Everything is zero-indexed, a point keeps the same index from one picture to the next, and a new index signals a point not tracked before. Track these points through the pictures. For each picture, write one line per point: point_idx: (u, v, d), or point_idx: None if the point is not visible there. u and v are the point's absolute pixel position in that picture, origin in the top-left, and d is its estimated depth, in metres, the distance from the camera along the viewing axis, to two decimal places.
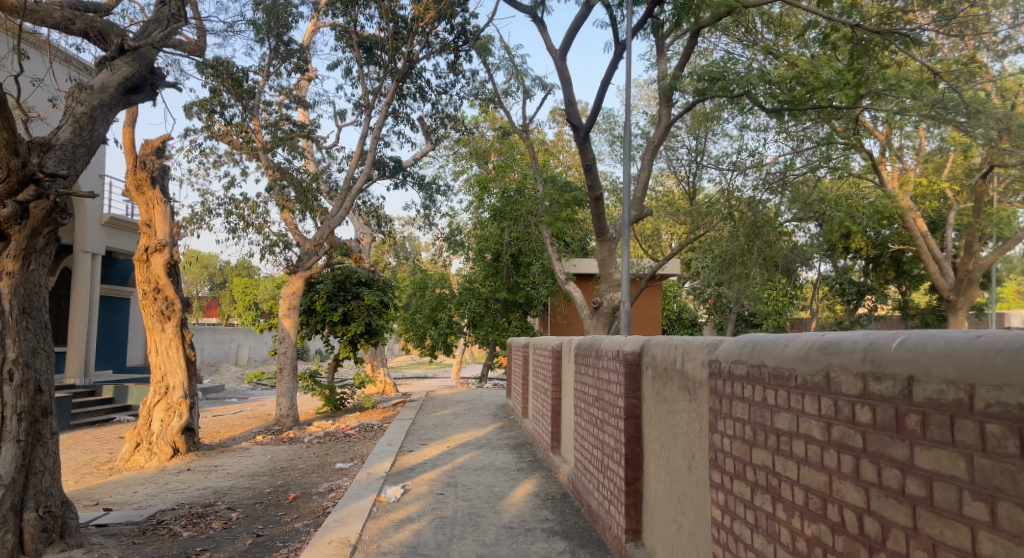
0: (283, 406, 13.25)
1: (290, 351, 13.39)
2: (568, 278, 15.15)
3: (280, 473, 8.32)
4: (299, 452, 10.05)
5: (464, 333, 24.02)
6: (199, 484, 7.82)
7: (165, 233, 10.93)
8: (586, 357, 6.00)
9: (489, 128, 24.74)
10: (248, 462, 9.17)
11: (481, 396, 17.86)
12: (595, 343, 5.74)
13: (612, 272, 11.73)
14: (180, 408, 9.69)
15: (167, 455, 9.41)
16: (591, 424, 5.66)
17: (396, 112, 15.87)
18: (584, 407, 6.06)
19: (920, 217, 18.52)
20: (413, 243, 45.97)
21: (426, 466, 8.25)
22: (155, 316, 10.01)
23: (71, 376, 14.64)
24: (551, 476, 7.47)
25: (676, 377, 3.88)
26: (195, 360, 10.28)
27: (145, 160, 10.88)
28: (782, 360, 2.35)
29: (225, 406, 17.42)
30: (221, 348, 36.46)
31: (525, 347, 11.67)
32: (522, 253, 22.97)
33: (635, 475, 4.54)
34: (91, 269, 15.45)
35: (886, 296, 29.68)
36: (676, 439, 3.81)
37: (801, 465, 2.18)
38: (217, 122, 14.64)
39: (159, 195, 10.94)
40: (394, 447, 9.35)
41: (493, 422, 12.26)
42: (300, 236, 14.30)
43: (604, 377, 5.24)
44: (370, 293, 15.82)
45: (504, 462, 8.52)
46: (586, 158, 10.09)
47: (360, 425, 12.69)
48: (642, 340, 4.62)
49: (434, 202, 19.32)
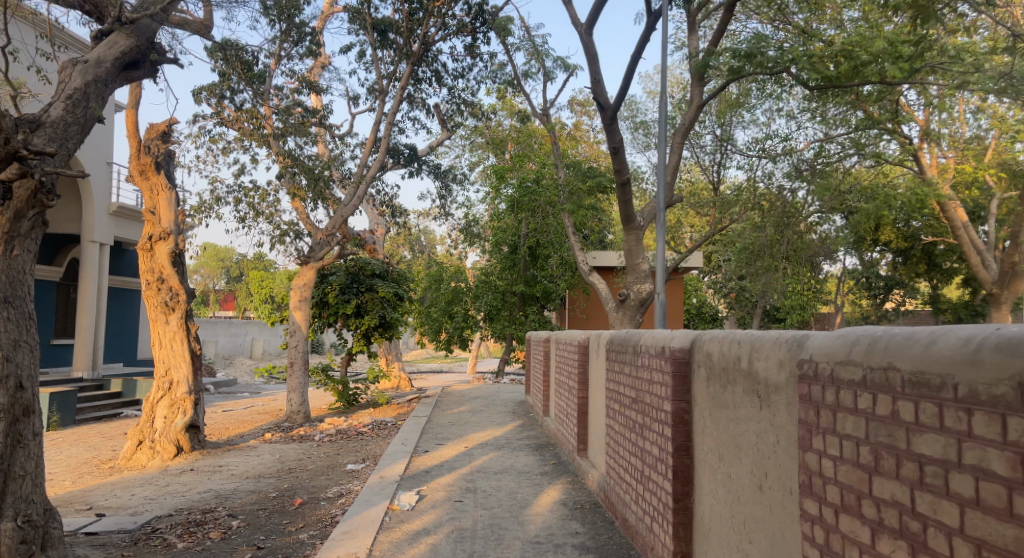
0: (293, 402, 12.77)
1: (302, 344, 12.88)
2: (591, 269, 14.56)
3: (289, 475, 7.82)
4: (309, 451, 9.55)
5: (480, 327, 23.47)
6: (202, 487, 7.33)
7: (170, 220, 10.47)
8: (620, 353, 5.40)
9: (506, 116, 24.14)
10: (255, 463, 8.68)
11: (499, 392, 17.30)
12: (630, 338, 5.14)
13: (639, 263, 11.10)
14: (184, 404, 9.23)
15: (170, 454, 8.94)
16: (628, 429, 5.05)
17: (411, 97, 15.32)
18: (618, 410, 5.45)
19: (959, 206, 17.67)
20: (429, 236, 45.53)
21: (443, 469, 7.71)
22: (159, 307, 9.58)
23: (78, 368, 14.29)
24: (578, 482, 6.89)
25: (740, 378, 3.27)
26: (201, 354, 9.82)
27: (150, 145, 10.43)
28: (923, 362, 1.75)
29: (237, 401, 17.00)
30: (235, 341, 36.24)
31: (546, 343, 11.09)
32: (540, 245, 22.37)
33: (684, 490, 3.92)
34: (99, 259, 15.08)
35: (915, 290, 28.75)
36: (742, 453, 3.19)
37: (967, 508, 1.59)
38: (227, 108, 14.34)
39: (164, 180, 10.51)
40: (409, 448, 8.81)
41: (512, 420, 11.71)
42: (312, 226, 13.82)
43: (644, 376, 4.64)
44: (384, 285, 15.33)
45: (526, 465, 7.95)
46: (613, 141, 9.46)
47: (374, 421, 12.18)
48: (692, 335, 4.02)
49: (450, 191, 18.77)
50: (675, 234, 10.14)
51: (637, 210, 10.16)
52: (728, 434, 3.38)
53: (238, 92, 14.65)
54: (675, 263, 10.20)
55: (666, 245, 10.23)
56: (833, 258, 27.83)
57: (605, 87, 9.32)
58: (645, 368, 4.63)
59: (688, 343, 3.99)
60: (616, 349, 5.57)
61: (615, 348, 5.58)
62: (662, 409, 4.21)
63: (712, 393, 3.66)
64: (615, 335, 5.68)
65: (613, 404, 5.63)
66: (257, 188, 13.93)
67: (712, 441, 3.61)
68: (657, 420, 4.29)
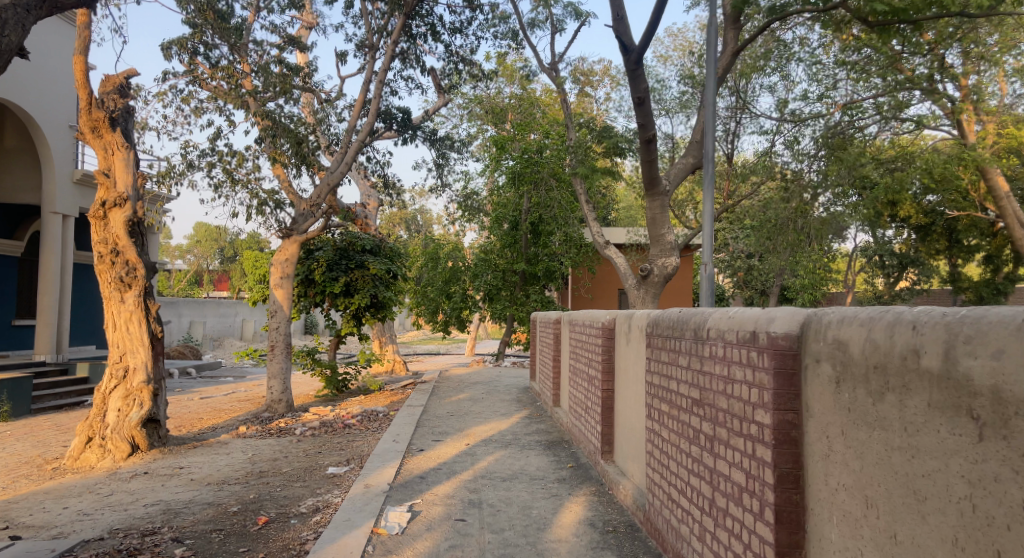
0: (274, 389, 11.51)
1: (284, 325, 11.64)
2: (607, 243, 13.27)
3: (260, 481, 6.59)
4: (286, 448, 8.34)
5: (479, 308, 22.16)
6: (152, 497, 6.10)
7: (127, 184, 9.12)
8: (670, 339, 4.18)
9: (507, 84, 22.71)
10: (221, 464, 7.44)
11: (500, 377, 16.07)
12: (687, 320, 3.90)
13: (664, 235, 9.85)
14: (141, 395, 7.96)
15: (123, 453, 7.64)
16: (686, 440, 3.83)
17: (405, 54, 13.91)
18: (667, 412, 4.20)
19: (1000, 176, 16.35)
20: (425, 216, 44.14)
21: (442, 474, 6.50)
22: (112, 284, 8.30)
23: (41, 352, 13.06)
24: (605, 493, 5.68)
25: (917, 384, 2.01)
26: (163, 338, 8.57)
27: (104, 98, 9.14)
28: None
29: (218, 386, 15.78)
30: (224, 323, 35.00)
31: (557, 324, 9.85)
32: (542, 221, 21.05)
33: (793, 541, 2.68)
34: (63, 233, 13.74)
35: (931, 268, 27.60)
36: (929, 511, 1.93)
37: None
38: (201, 64, 12.96)
39: (120, 139, 9.19)
40: (401, 448, 7.57)
41: (517, 411, 10.49)
42: (296, 195, 12.49)
43: (714, 371, 3.40)
44: (376, 262, 14.05)
45: (539, 469, 6.71)
46: (638, 89, 8.16)
47: (363, 411, 10.93)
48: (802, 315, 2.75)
49: (448, 160, 17.43)
50: (717, 202, 8.86)
51: (663, 172, 8.90)
52: (890, 475, 2.11)
53: (214, 47, 13.28)
54: (717, 236, 8.94)
55: (712, 215, 8.97)
56: (847, 235, 26.59)
57: (628, 26, 8.03)
58: (716, 360, 3.38)
59: (797, 328, 2.73)
60: (663, 334, 4.33)
61: (663, 331, 4.35)
62: (749, 420, 2.97)
63: (846, 402, 2.39)
64: (660, 315, 4.45)
65: (659, 402, 4.39)
66: (234, 152, 12.59)
67: (848, 479, 2.35)
68: (742, 434, 3.04)
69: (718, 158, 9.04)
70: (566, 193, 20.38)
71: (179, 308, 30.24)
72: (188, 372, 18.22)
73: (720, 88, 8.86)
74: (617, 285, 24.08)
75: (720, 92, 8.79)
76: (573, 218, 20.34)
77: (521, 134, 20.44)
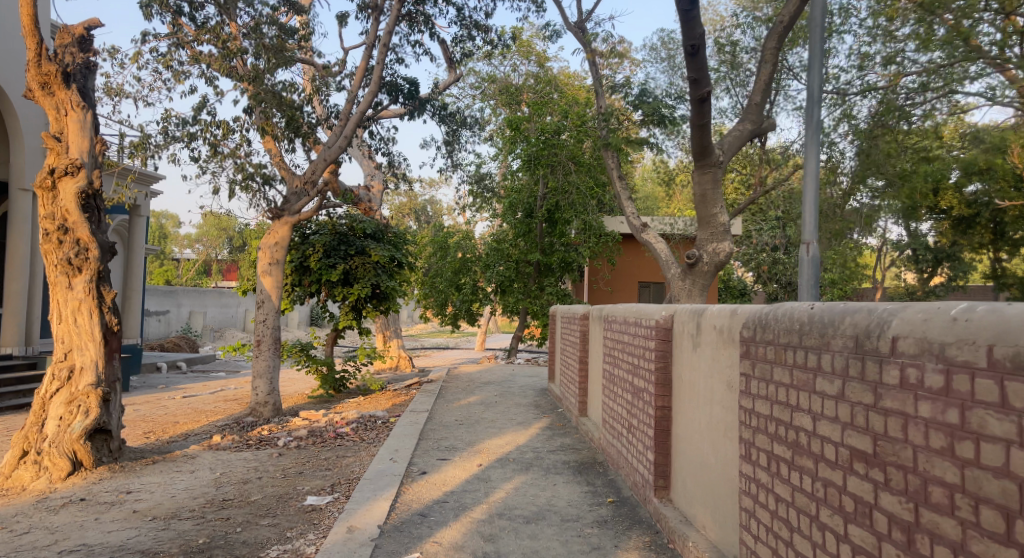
0: (259, 391, 10.11)
1: (272, 317, 10.28)
2: (642, 226, 11.79)
3: (217, 517, 5.21)
4: (263, 466, 6.98)
5: (490, 300, 20.72)
6: (73, 539, 4.74)
7: (82, 151, 7.74)
8: (794, 348, 2.73)
9: (522, 60, 21.19)
10: (179, 488, 6.08)
11: (514, 377, 14.65)
12: (836, 321, 2.43)
13: (717, 216, 8.66)
14: (87, 400, 6.61)
15: (62, 472, 6.29)
16: (837, 516, 2.36)
17: (411, 17, 12.48)
18: (790, 461, 2.73)
19: None
20: (435, 206, 42.80)
21: (448, 513, 5.10)
22: (58, 267, 6.91)
23: (7, 344, 11.82)
24: (667, 550, 4.25)
25: None
26: (119, 331, 7.20)
27: (63, 51, 7.79)
28: None
29: (206, 383, 14.48)
30: (226, 313, 33.89)
31: (585, 321, 8.43)
32: (559, 208, 19.57)
33: None
34: (33, 212, 12.44)
35: (969, 264, 25.91)
36: None
37: None
38: (185, 25, 11.54)
39: (76, 97, 7.79)
40: (399, 472, 6.17)
41: (536, 420, 9.06)
42: (288, 171, 11.13)
43: (916, 411, 1.93)
44: (378, 248, 12.64)
45: (570, 505, 5.27)
46: (691, 36, 6.73)
47: (360, 417, 9.53)
48: None
49: (459, 139, 15.98)
50: (815, 168, 7.37)
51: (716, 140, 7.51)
52: None
53: (199, 7, 11.87)
54: (818, 206, 7.31)
55: (813, 179, 7.41)
56: (880, 228, 24.94)
57: None
58: (920, 393, 1.92)
59: None
60: (778, 339, 2.87)
61: (778, 335, 2.88)
62: None
63: None
64: (770, 313, 2.98)
65: (769, 442, 2.93)
66: (218, 122, 11.08)
67: None
68: (1012, 545, 1.58)
69: (821, 116, 7.47)
70: (584, 178, 19.00)
71: (177, 298, 29.07)
72: (178, 366, 16.98)
73: (820, 25, 7.30)
74: (639, 276, 22.53)
75: (821, 31, 7.22)
76: (592, 204, 18.93)
77: (537, 113, 19.14)
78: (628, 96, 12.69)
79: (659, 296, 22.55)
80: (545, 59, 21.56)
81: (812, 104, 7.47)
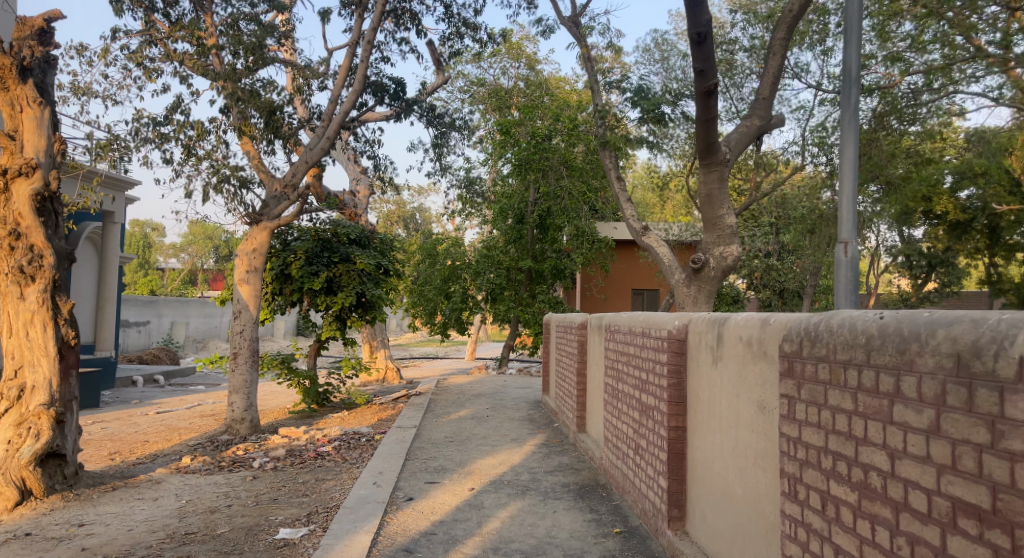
0: (236, 407, 9.50)
1: (250, 328, 9.69)
2: (642, 229, 11.34)
3: (176, 555, 4.62)
4: (235, 491, 6.39)
5: (481, 309, 20.13)
6: None
7: (37, 151, 7.14)
8: (857, 366, 2.20)
9: (512, 63, 20.71)
10: (138, 519, 5.48)
11: (506, 387, 14.10)
12: (924, 333, 1.90)
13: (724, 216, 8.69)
14: (37, 422, 6.02)
15: (7, 503, 5.70)
16: None
17: (397, 13, 11.99)
18: (854, 507, 2.20)
19: None
20: (424, 214, 42.26)
21: (436, 548, 4.54)
22: (8, 276, 6.30)
23: None
24: None
25: None
26: (77, 346, 6.61)
27: (20, 45, 7.22)
28: None
29: (183, 397, 13.83)
30: (210, 324, 33.09)
31: (583, 330, 7.92)
32: (551, 214, 19.05)
33: None
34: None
35: (963, 269, 25.63)
36: None
37: None
38: (159, 22, 10.97)
39: (32, 92, 7.16)
40: (383, 499, 5.59)
41: (530, 436, 8.52)
42: (267, 173, 10.58)
43: None
44: (363, 255, 12.10)
45: (573, 537, 4.73)
46: (698, 24, 6.66)
47: (344, 434, 8.95)
48: None
49: (448, 142, 15.47)
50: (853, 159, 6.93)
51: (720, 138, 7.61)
52: None
53: (173, 4, 11.30)
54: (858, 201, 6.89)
55: (850, 172, 6.98)
56: (874, 233, 24.68)
57: None
58: None
59: None
60: (835, 356, 2.34)
61: (834, 351, 2.35)
62: None
63: None
64: (822, 324, 2.47)
65: (823, 482, 2.38)
66: (193, 122, 10.49)
67: None
68: None
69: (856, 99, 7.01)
70: (577, 183, 18.54)
71: (158, 307, 28.30)
72: (156, 380, 16.31)
73: (854, 2, 6.85)
74: (632, 283, 22.07)
75: (856, 7, 6.76)
76: (585, 209, 18.41)
77: (528, 116, 18.70)
78: (626, 92, 12.25)
79: (653, 304, 22.07)
80: (535, 62, 21.12)
81: (846, 83, 7.01)
